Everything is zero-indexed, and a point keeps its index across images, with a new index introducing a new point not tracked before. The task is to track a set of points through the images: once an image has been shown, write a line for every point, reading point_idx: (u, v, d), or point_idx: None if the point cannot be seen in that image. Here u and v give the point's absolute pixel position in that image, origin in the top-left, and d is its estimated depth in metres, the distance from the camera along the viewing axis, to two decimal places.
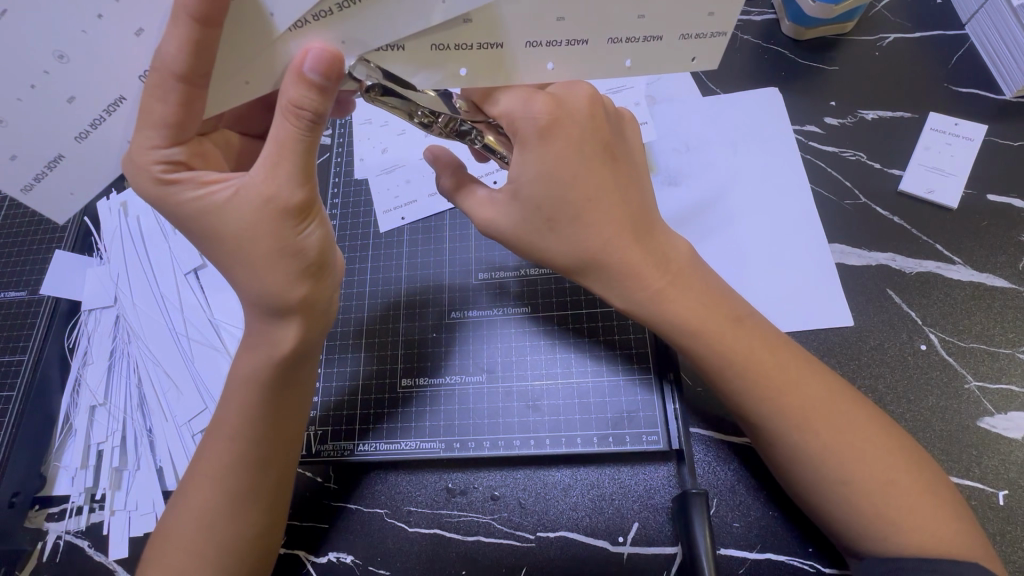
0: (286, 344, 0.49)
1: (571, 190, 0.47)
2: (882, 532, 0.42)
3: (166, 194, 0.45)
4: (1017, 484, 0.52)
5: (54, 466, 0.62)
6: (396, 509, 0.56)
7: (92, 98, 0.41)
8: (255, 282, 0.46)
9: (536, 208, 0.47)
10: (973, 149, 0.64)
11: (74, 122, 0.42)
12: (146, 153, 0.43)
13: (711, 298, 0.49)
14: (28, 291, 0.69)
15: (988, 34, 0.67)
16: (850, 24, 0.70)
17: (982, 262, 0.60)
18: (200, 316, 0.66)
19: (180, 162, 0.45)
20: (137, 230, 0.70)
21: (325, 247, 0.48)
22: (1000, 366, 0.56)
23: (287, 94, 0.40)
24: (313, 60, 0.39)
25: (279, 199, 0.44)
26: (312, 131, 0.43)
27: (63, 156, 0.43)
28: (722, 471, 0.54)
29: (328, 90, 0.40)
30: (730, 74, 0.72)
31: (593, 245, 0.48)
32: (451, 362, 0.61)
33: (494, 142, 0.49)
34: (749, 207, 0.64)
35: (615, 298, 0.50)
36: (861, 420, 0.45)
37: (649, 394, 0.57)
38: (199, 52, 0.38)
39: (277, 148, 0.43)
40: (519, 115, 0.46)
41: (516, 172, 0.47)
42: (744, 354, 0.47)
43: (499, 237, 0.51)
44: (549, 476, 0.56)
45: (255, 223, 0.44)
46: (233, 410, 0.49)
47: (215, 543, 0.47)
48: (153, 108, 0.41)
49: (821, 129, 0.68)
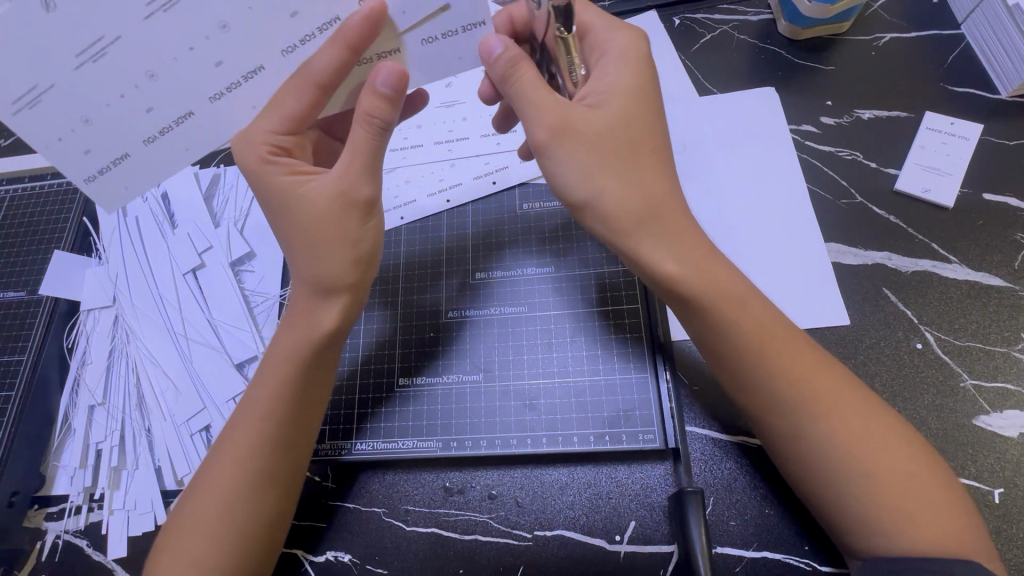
0: (324, 323, 0.49)
1: (651, 126, 0.49)
2: (903, 526, 0.42)
3: (262, 171, 0.48)
4: (1012, 481, 0.52)
5: (53, 466, 0.62)
6: (394, 508, 0.56)
7: (167, 110, 0.44)
8: (312, 264, 0.48)
9: (622, 122, 0.48)
10: (968, 149, 0.64)
11: (145, 127, 0.45)
12: (260, 134, 0.47)
13: (741, 278, 0.50)
14: (26, 291, 0.69)
15: (983, 33, 0.67)
16: (847, 23, 0.70)
17: (977, 261, 0.60)
18: (199, 316, 0.66)
19: (285, 148, 0.49)
20: (136, 229, 0.71)
21: (378, 247, 0.51)
22: (995, 365, 0.56)
23: (362, 104, 0.46)
24: (386, 75, 0.44)
25: (351, 194, 0.48)
26: (382, 138, 0.47)
27: (129, 155, 0.46)
28: (719, 469, 0.55)
29: (397, 102, 0.46)
30: (727, 75, 0.72)
31: (656, 192, 0.48)
32: (450, 360, 0.61)
33: (573, 50, 0.47)
34: (746, 206, 0.64)
35: (670, 249, 0.47)
36: (874, 403, 0.46)
37: (642, 362, 0.58)
38: (340, 71, 0.44)
39: (350, 151, 0.47)
40: (607, 46, 0.52)
41: (608, 83, 0.50)
42: (779, 331, 0.47)
43: (569, 143, 0.47)
44: (546, 475, 0.56)
45: (324, 210, 0.47)
46: (267, 390, 0.49)
47: (229, 515, 0.47)
48: (285, 102, 0.46)
49: (817, 129, 0.68)
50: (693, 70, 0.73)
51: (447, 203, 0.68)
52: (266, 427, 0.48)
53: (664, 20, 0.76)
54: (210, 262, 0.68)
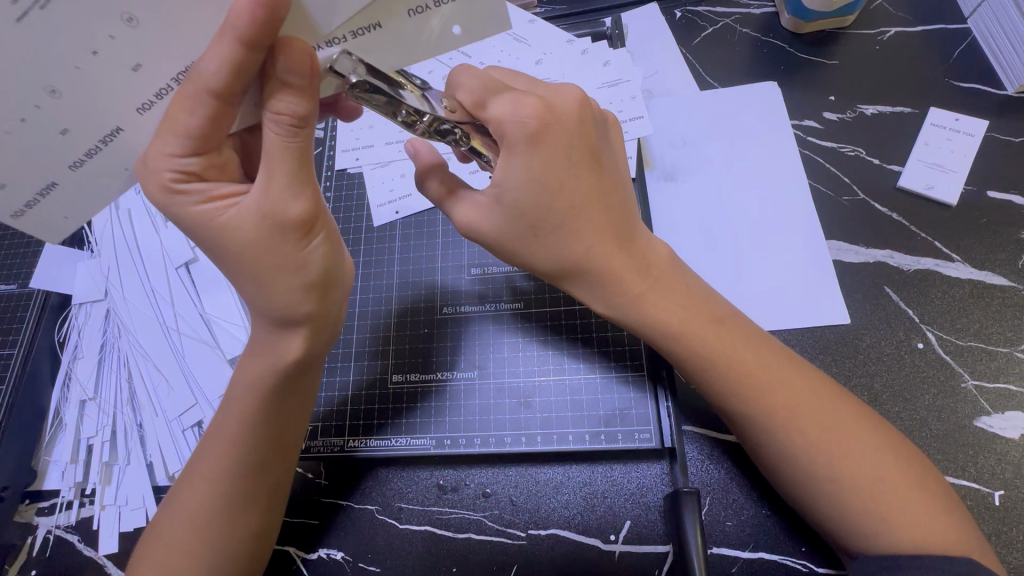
0: (289, 356, 0.47)
1: (555, 199, 0.46)
2: (875, 524, 0.42)
3: (170, 202, 0.42)
4: (1013, 484, 0.51)
5: (43, 461, 0.62)
6: (387, 506, 0.56)
7: (88, 131, 0.38)
8: (264, 299, 0.45)
9: (517, 214, 0.46)
10: (973, 145, 0.63)
11: (70, 152, 0.39)
12: (161, 160, 0.40)
13: (692, 299, 0.49)
14: (18, 284, 0.69)
15: (989, 27, 0.66)
16: (851, 17, 0.69)
17: (981, 260, 0.59)
18: (191, 310, 0.65)
19: (193, 172, 0.42)
20: (127, 223, 0.70)
21: (332, 263, 0.46)
22: (997, 365, 0.55)
23: (271, 99, 0.39)
24: (293, 61, 0.38)
25: (278, 213, 0.42)
26: (299, 137, 0.41)
27: (57, 185, 0.40)
28: (715, 469, 0.54)
29: (314, 91, 0.39)
30: (729, 67, 0.71)
31: (578, 252, 0.47)
32: (440, 362, 0.60)
33: (479, 145, 0.48)
34: (747, 203, 0.63)
35: (598, 303, 0.50)
36: (844, 416, 0.45)
37: (639, 363, 0.57)
38: (239, 73, 0.37)
39: (266, 159, 0.41)
40: (507, 120, 0.44)
41: (500, 175, 0.46)
42: (727, 353, 0.47)
43: (482, 241, 0.50)
44: (540, 474, 0.56)
45: (253, 235, 0.42)
46: (235, 414, 0.48)
47: (209, 518, 0.47)
48: (178, 117, 0.38)
49: (820, 124, 0.67)
50: (694, 63, 0.72)
51: None
52: (242, 443, 0.47)
53: (665, 12, 0.75)
54: (201, 256, 0.67)
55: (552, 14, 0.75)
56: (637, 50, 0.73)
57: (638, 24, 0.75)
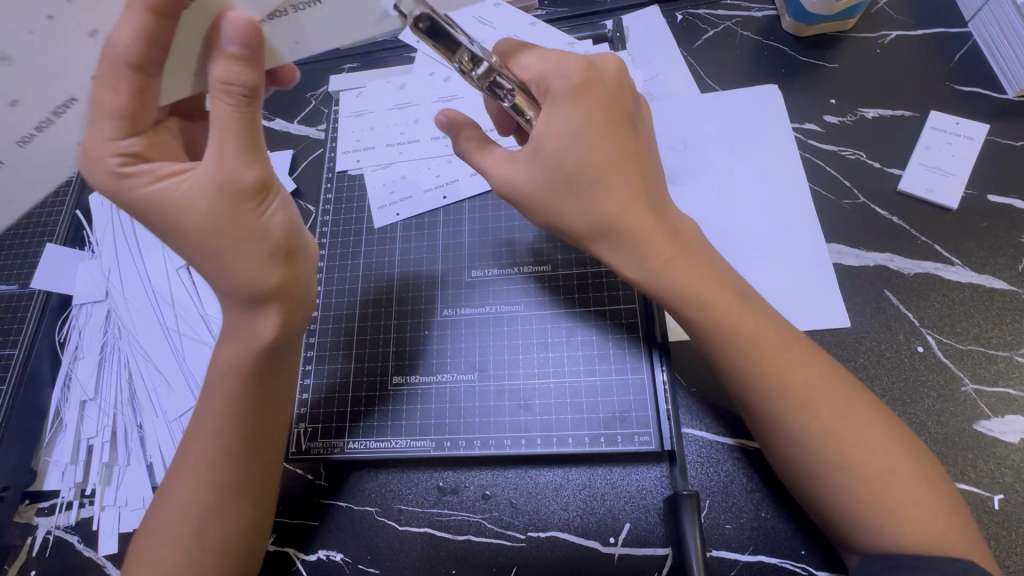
0: (264, 335, 0.47)
1: (590, 151, 0.47)
2: (880, 522, 0.42)
3: (122, 187, 0.44)
4: (1012, 488, 0.51)
5: (43, 462, 0.62)
6: (387, 508, 0.56)
7: (40, 102, 0.40)
8: (227, 274, 0.45)
9: (554, 164, 0.47)
10: (974, 148, 0.63)
11: (20, 124, 0.40)
12: (103, 145, 0.42)
13: (717, 275, 0.49)
14: (18, 285, 0.69)
15: (991, 32, 0.66)
16: (851, 20, 0.69)
17: (981, 264, 0.59)
18: (192, 310, 0.66)
19: (136, 154, 0.44)
20: (128, 225, 0.70)
21: (290, 229, 0.47)
22: (997, 369, 0.55)
23: (214, 70, 0.40)
24: (233, 31, 0.38)
25: (233, 181, 0.43)
26: (248, 107, 0.42)
27: (4, 161, 0.41)
28: (715, 472, 0.54)
29: (257, 60, 0.40)
30: (730, 70, 0.71)
31: (612, 206, 0.47)
32: (442, 360, 0.60)
33: (522, 103, 0.50)
34: (747, 205, 0.63)
35: (627, 267, 0.49)
36: (859, 403, 0.45)
37: (639, 364, 0.57)
38: (155, 42, 0.38)
39: (218, 132, 0.42)
40: (553, 75, 0.48)
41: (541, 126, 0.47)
42: (749, 334, 0.47)
43: (515, 199, 0.50)
44: (540, 476, 0.56)
45: (208, 207, 0.43)
46: (214, 404, 0.48)
47: (206, 518, 0.47)
48: (106, 98, 0.41)
49: (820, 128, 0.67)
50: (694, 65, 0.72)
51: (443, 199, 0.67)
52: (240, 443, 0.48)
53: (666, 15, 0.75)
54: None
55: (554, 16, 0.75)
56: (638, 52, 0.74)
57: (639, 26, 0.75)
